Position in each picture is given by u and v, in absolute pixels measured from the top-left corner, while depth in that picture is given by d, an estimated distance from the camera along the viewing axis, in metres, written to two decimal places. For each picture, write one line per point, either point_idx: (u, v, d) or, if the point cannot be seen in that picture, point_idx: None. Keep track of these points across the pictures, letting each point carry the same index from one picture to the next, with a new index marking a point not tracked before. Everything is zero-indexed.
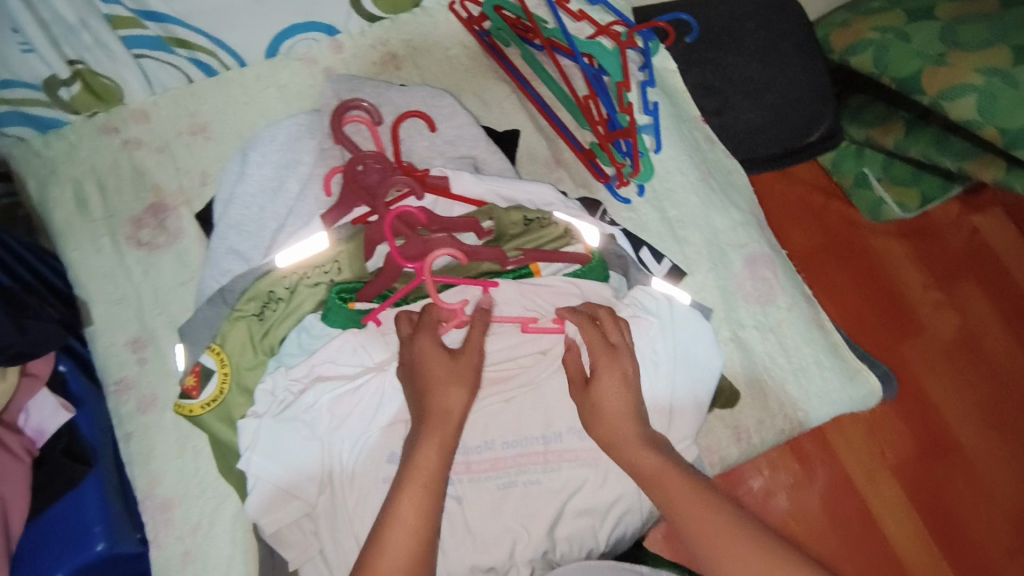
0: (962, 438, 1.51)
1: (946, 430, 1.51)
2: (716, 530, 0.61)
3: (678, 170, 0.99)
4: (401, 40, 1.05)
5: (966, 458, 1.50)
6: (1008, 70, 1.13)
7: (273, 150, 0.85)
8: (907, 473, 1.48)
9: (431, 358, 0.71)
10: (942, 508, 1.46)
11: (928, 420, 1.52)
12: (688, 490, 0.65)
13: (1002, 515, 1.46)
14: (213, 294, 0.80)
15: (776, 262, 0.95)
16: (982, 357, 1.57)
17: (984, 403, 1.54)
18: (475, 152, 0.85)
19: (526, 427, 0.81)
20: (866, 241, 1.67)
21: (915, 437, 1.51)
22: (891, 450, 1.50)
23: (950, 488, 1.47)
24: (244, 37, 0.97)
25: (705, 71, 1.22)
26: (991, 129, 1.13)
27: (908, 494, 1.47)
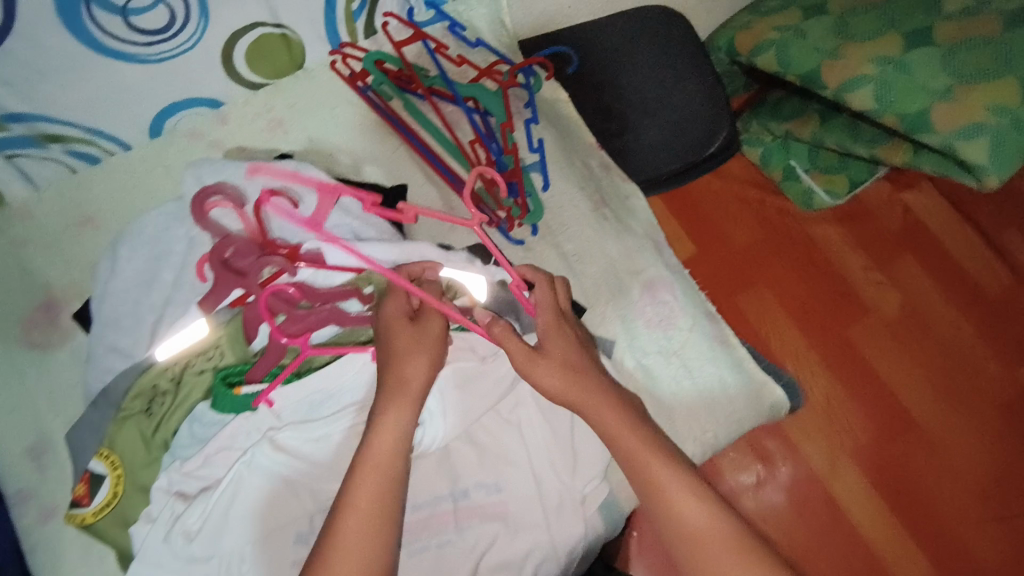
0: (915, 415, 1.53)
1: (899, 407, 1.53)
2: (698, 514, 0.66)
3: (570, 204, 1.00)
4: (286, 105, 1.06)
5: (919, 435, 1.51)
6: (898, 59, 1.36)
7: (144, 241, 0.80)
8: (868, 455, 1.50)
9: (394, 327, 0.74)
10: (906, 486, 1.47)
11: (883, 399, 1.54)
12: (671, 469, 0.68)
13: (961, 483, 1.47)
14: (97, 395, 0.79)
15: (675, 285, 0.96)
16: (928, 334, 1.59)
17: (935, 378, 1.55)
18: (349, 219, 0.84)
19: (430, 489, 0.80)
20: (803, 230, 1.69)
21: (870, 418, 1.52)
22: (849, 435, 1.51)
23: (910, 465, 1.49)
24: (121, 121, 0.97)
25: (602, 95, 1.23)
26: (892, 115, 1.36)
27: (870, 476, 1.48)
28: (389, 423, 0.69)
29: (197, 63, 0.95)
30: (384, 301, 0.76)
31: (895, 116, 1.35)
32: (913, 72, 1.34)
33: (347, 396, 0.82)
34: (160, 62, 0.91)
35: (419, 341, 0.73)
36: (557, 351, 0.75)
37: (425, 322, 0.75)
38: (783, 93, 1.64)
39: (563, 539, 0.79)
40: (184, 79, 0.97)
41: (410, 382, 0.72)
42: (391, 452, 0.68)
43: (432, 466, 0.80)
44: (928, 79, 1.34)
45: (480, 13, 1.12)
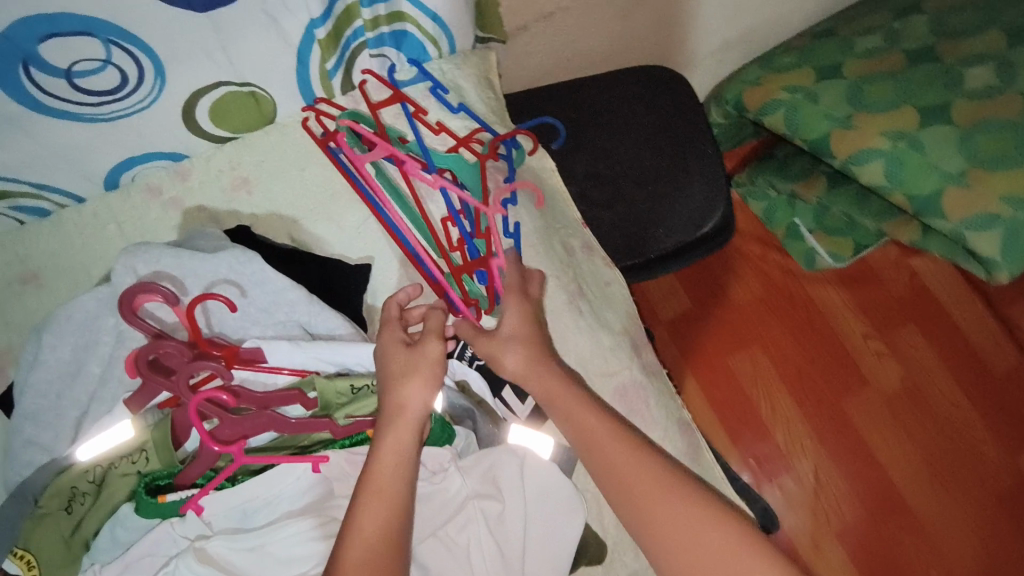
0: (909, 493, 1.63)
1: (891, 486, 1.64)
2: (656, 489, 0.71)
3: (544, 295, 0.92)
4: (254, 162, 1.00)
5: (915, 513, 1.62)
6: (912, 135, 1.29)
7: (69, 329, 0.73)
8: (851, 534, 1.61)
9: (389, 354, 0.73)
10: (889, 564, 1.59)
11: (871, 477, 1.65)
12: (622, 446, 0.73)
13: (946, 562, 1.58)
14: (15, 489, 0.73)
15: (648, 390, 0.89)
16: (920, 401, 1.70)
17: (921, 443, 1.67)
18: (297, 313, 0.77)
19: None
20: (805, 292, 1.79)
21: (858, 495, 1.63)
22: (835, 514, 1.62)
23: (897, 543, 1.60)
24: (73, 175, 0.92)
25: (594, 159, 1.17)
26: (900, 194, 1.32)
27: (850, 554, 1.59)
28: (388, 450, 0.67)
29: (156, 121, 0.90)
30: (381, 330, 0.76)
31: (905, 195, 1.31)
32: (927, 150, 1.28)
33: (282, 505, 0.75)
34: (110, 121, 0.85)
35: (416, 363, 0.72)
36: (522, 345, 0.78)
37: (420, 348, 0.73)
38: (795, 151, 1.63)
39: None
40: (142, 135, 0.91)
41: (407, 405, 0.69)
42: (393, 478, 0.66)
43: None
44: (940, 157, 1.27)
45: (466, 75, 1.05)
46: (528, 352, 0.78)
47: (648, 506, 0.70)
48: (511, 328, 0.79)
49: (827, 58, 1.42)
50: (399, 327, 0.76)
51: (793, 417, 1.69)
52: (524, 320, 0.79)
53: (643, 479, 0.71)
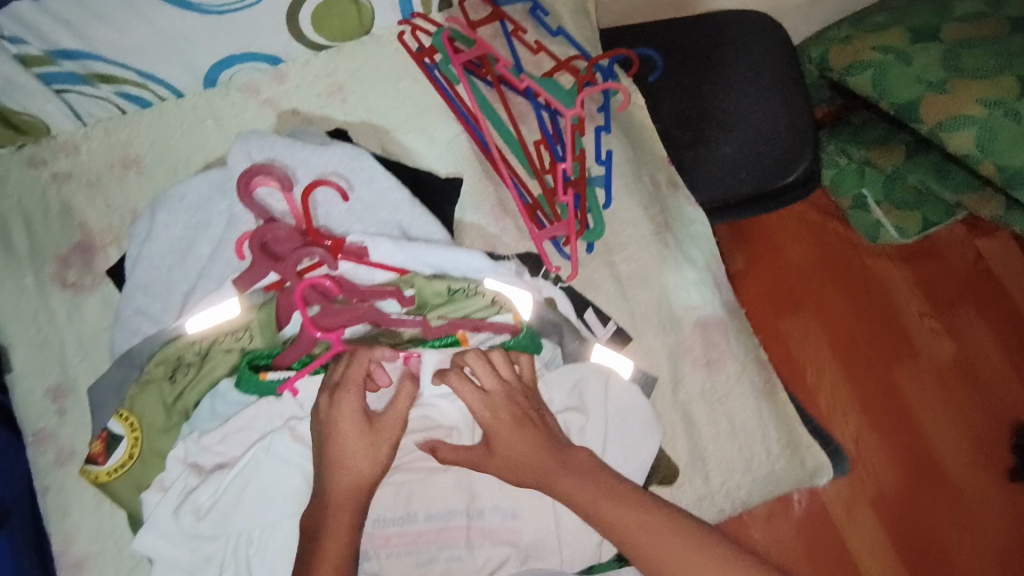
0: (953, 468, 1.49)
1: (936, 459, 1.50)
2: (619, 512, 0.65)
3: (632, 223, 0.93)
4: (349, 70, 0.99)
5: (957, 490, 1.47)
6: (1010, 103, 1.24)
7: (183, 207, 0.78)
8: (889, 504, 1.46)
9: (347, 426, 0.68)
10: (927, 540, 1.44)
11: (916, 448, 1.51)
12: (569, 475, 0.68)
13: (991, 551, 1.42)
14: (122, 355, 0.78)
15: (729, 326, 0.90)
16: (978, 386, 1.56)
17: (975, 429, 1.52)
18: (399, 217, 0.78)
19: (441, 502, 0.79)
20: (863, 262, 1.67)
21: (900, 463, 1.50)
22: (875, 480, 1.48)
23: (939, 520, 1.45)
24: (175, 68, 0.92)
25: (681, 101, 1.14)
26: (990, 163, 1.27)
27: (886, 526, 1.44)
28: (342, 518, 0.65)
29: (260, 21, 0.90)
30: (336, 395, 0.69)
31: (996, 164, 1.26)
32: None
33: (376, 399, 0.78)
34: (220, 14, 0.86)
35: (375, 446, 0.68)
36: (519, 459, 0.70)
37: (382, 430, 0.69)
38: (870, 117, 1.52)
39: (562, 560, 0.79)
40: (246, 32, 0.91)
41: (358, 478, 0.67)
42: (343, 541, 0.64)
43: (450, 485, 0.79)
44: None
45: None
46: (518, 452, 0.70)
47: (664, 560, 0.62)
48: (498, 440, 0.71)
49: (923, 20, 1.36)
50: (360, 394, 0.69)
51: (838, 375, 1.56)
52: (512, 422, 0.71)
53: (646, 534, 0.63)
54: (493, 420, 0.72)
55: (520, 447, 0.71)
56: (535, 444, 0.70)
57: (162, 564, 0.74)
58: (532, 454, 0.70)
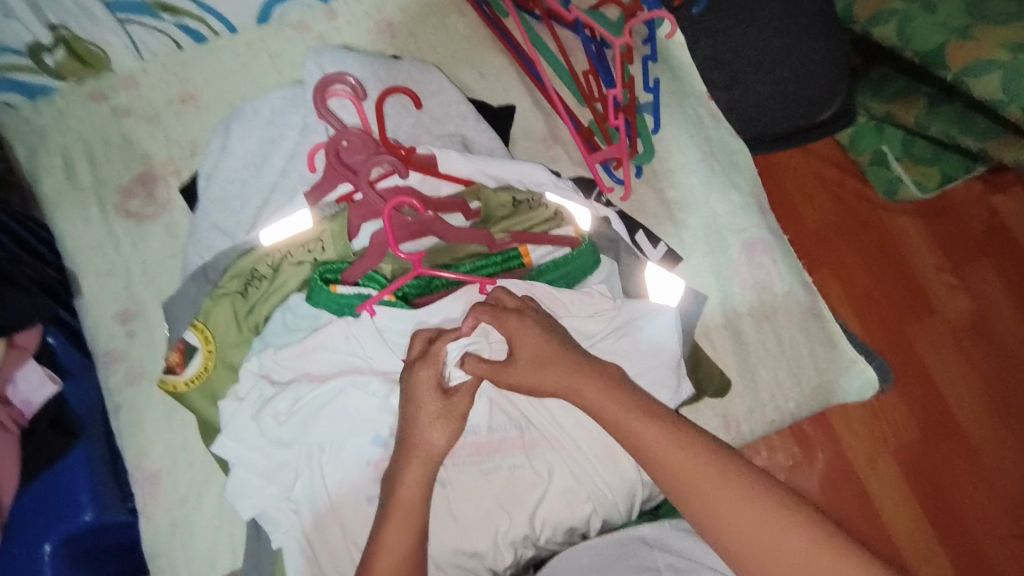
0: (967, 421, 1.41)
1: (949, 413, 1.41)
2: (657, 438, 0.62)
3: (679, 149, 0.96)
4: (397, 7, 1.02)
5: (970, 440, 1.40)
6: None
7: (256, 124, 0.83)
8: (907, 455, 1.38)
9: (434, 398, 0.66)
10: (944, 490, 1.37)
11: (932, 403, 1.42)
12: (642, 420, 0.63)
13: (1001, 499, 1.36)
14: (196, 270, 0.81)
15: (775, 248, 0.92)
16: (994, 342, 1.46)
17: (992, 387, 1.43)
18: (464, 130, 0.82)
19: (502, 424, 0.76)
20: (881, 220, 1.54)
21: (917, 418, 1.41)
22: (892, 432, 1.39)
23: (953, 470, 1.38)
24: (233, 1, 0.94)
25: (716, 43, 1.14)
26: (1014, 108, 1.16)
27: (907, 477, 1.37)
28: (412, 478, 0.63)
29: None
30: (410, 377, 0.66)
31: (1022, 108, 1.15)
32: None
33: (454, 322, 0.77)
34: None
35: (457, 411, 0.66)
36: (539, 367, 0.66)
37: (455, 398, 0.66)
38: (893, 70, 1.42)
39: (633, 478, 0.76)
40: None
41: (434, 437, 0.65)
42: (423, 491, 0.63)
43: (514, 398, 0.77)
44: None
45: None
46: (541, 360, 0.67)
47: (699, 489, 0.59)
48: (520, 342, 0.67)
49: None
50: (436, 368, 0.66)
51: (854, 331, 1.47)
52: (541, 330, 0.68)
53: (685, 461, 0.60)
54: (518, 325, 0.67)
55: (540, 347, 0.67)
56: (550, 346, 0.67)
57: (241, 467, 0.75)
58: (553, 353, 0.67)
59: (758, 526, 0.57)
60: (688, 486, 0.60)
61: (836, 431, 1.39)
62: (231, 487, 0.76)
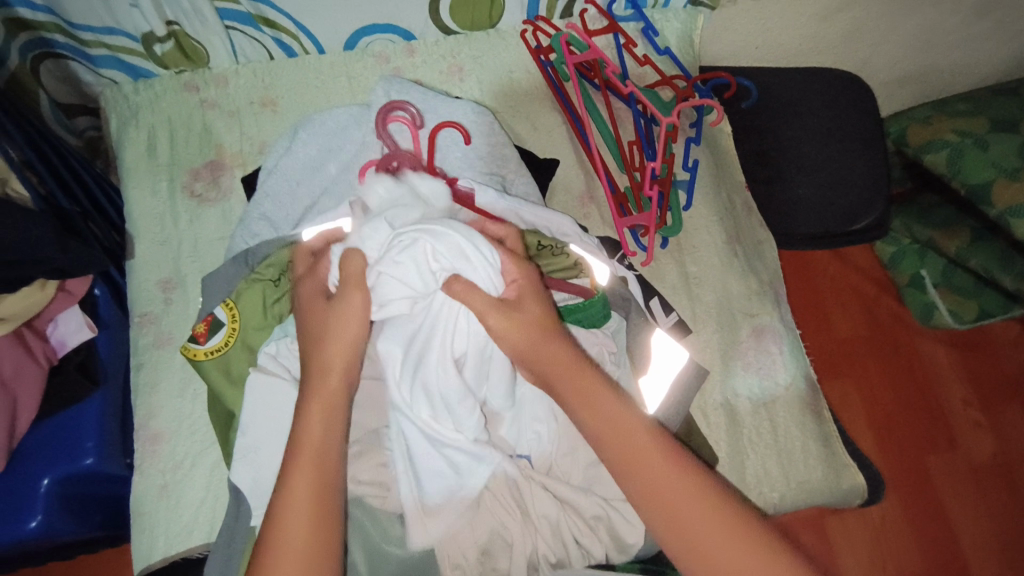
0: (974, 565, 1.34)
1: (957, 554, 1.35)
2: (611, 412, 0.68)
3: (706, 228, 1.00)
4: (470, 56, 1.11)
5: None
6: None
7: (320, 133, 0.91)
8: None
9: None
10: None
11: (939, 539, 1.36)
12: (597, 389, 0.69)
13: None
14: (239, 253, 0.87)
15: (783, 338, 0.94)
16: (1012, 488, 1.40)
17: (1005, 536, 1.36)
18: (504, 172, 0.88)
19: (497, 422, 0.83)
20: (912, 343, 1.52)
21: (921, 551, 1.35)
22: (894, 561, 1.34)
23: None
24: (326, 26, 1.06)
25: (762, 140, 1.20)
26: None
27: None
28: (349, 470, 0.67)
29: None
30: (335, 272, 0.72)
31: None
32: None
33: None
34: None
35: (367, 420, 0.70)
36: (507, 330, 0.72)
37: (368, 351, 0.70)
38: (940, 198, 1.45)
39: (622, 503, 0.81)
40: (391, 5, 1.04)
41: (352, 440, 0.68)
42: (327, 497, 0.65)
43: (530, 387, 0.83)
44: None
45: (672, 27, 1.16)
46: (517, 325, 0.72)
47: (637, 457, 0.66)
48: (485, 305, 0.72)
49: (1004, 112, 1.32)
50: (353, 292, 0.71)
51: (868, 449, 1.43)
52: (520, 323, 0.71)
53: (628, 431, 0.67)
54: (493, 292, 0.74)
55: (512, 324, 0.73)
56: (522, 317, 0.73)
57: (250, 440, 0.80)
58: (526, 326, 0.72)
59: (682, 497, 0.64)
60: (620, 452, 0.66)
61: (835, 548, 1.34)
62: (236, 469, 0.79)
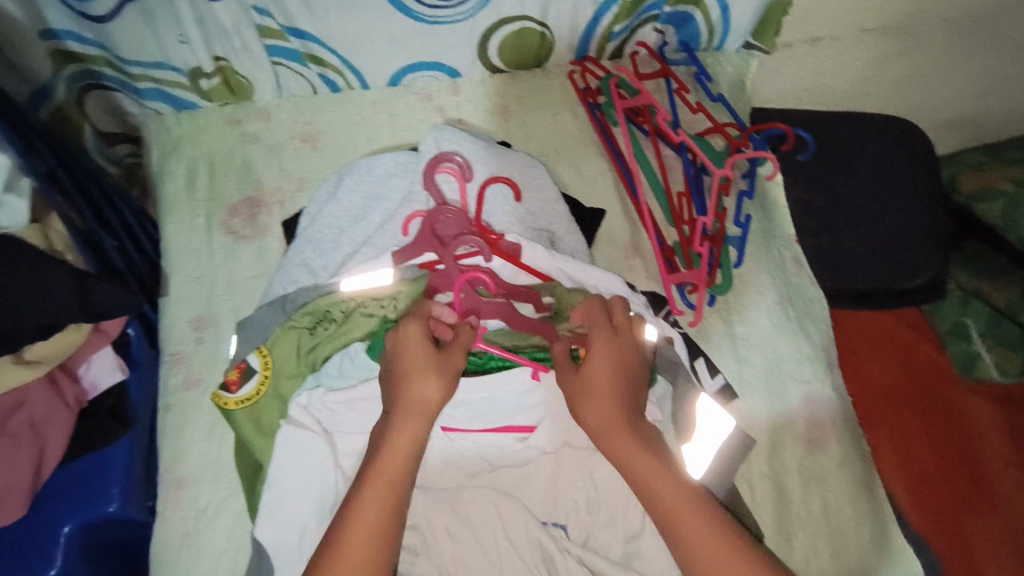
0: None
1: None
2: (649, 467, 0.67)
3: (755, 287, 0.97)
4: (515, 96, 1.09)
5: None
6: None
7: (365, 181, 0.90)
8: None
9: None
10: None
11: None
12: (643, 453, 0.68)
13: None
14: (276, 299, 0.84)
15: (837, 408, 0.90)
16: None
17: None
18: (553, 228, 0.86)
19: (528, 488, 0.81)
20: (950, 396, 1.39)
21: None
22: None
23: None
24: (371, 63, 1.04)
25: (813, 189, 1.14)
26: None
27: None
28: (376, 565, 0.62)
29: (458, 34, 1.00)
30: (405, 324, 0.72)
31: None
32: None
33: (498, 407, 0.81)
34: (430, 23, 0.97)
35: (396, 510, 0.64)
36: (592, 399, 0.71)
37: (450, 354, 0.72)
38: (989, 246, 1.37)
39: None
40: (438, 44, 1.02)
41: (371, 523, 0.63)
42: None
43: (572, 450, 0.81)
44: None
45: (725, 71, 1.13)
46: (598, 382, 0.71)
47: (677, 520, 0.64)
48: (595, 357, 0.72)
49: None
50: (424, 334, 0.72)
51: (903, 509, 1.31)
52: (614, 358, 0.72)
53: (671, 491, 0.66)
54: (602, 344, 0.73)
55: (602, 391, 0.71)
56: (617, 386, 0.71)
57: (281, 495, 0.77)
58: (604, 383, 0.71)
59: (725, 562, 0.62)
60: (665, 512, 0.65)
61: None
62: (263, 525, 0.76)
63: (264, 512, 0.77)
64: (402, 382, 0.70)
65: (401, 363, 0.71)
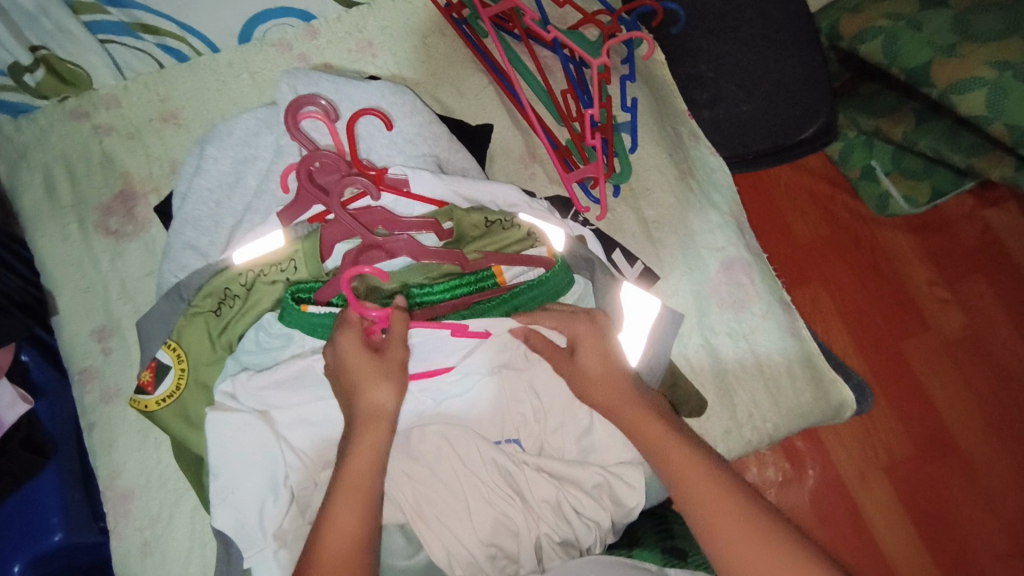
0: (961, 441, 1.31)
1: (943, 429, 1.32)
2: (659, 434, 0.68)
3: (655, 169, 0.98)
4: (378, 25, 1.02)
5: (965, 461, 1.29)
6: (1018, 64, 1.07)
7: (229, 145, 0.86)
8: (900, 473, 1.29)
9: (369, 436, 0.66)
10: (944, 518, 1.26)
11: (927, 419, 1.32)
12: (656, 425, 0.69)
13: (1000, 523, 1.25)
14: (169, 289, 0.80)
15: (754, 267, 0.92)
16: (990, 358, 1.36)
17: (987, 408, 1.32)
18: (436, 151, 0.84)
19: (476, 411, 0.80)
20: (871, 234, 1.45)
21: (910, 435, 1.31)
22: (886, 449, 1.30)
23: (948, 492, 1.28)
24: (213, 22, 0.96)
25: (697, 60, 1.13)
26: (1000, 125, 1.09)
27: (901, 496, 1.28)
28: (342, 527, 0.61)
29: None
30: (338, 332, 0.69)
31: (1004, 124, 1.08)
32: None
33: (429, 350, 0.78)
34: None
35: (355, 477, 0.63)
36: (597, 378, 0.72)
37: (390, 353, 0.69)
38: (881, 86, 1.35)
39: (622, 467, 0.77)
40: None
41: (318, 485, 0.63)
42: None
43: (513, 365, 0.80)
44: None
45: None
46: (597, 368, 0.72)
47: (689, 489, 0.64)
48: (586, 350, 0.73)
49: None
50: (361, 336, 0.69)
51: (847, 351, 1.38)
52: (598, 335, 0.73)
53: (685, 462, 0.66)
54: (587, 331, 0.73)
55: (602, 366, 0.72)
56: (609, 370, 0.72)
57: (227, 482, 0.74)
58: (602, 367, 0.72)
59: (737, 528, 0.61)
60: (680, 481, 0.65)
61: (836, 457, 1.30)
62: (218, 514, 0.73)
63: (217, 503, 0.74)
64: (358, 390, 0.67)
65: (348, 377, 0.68)
